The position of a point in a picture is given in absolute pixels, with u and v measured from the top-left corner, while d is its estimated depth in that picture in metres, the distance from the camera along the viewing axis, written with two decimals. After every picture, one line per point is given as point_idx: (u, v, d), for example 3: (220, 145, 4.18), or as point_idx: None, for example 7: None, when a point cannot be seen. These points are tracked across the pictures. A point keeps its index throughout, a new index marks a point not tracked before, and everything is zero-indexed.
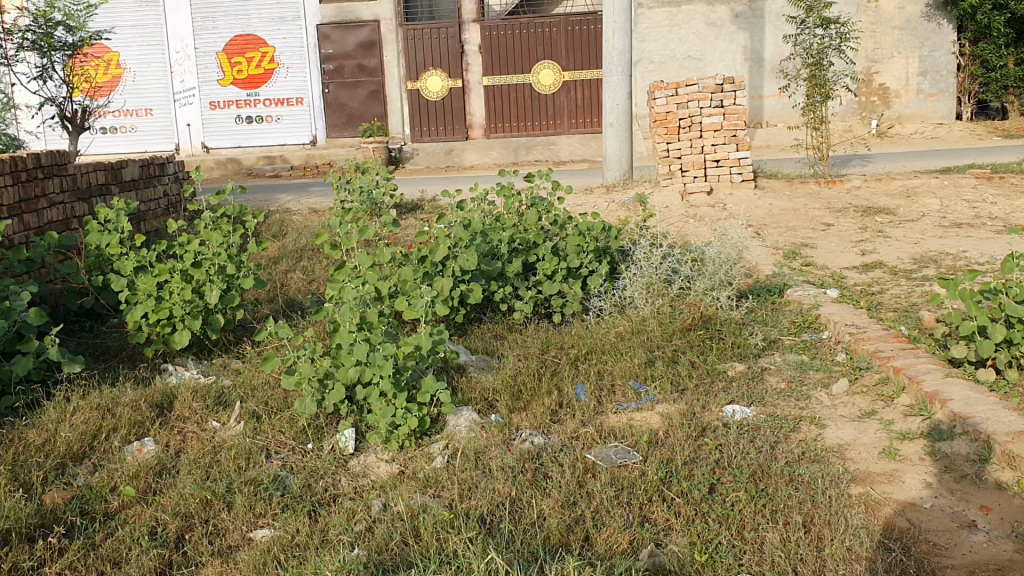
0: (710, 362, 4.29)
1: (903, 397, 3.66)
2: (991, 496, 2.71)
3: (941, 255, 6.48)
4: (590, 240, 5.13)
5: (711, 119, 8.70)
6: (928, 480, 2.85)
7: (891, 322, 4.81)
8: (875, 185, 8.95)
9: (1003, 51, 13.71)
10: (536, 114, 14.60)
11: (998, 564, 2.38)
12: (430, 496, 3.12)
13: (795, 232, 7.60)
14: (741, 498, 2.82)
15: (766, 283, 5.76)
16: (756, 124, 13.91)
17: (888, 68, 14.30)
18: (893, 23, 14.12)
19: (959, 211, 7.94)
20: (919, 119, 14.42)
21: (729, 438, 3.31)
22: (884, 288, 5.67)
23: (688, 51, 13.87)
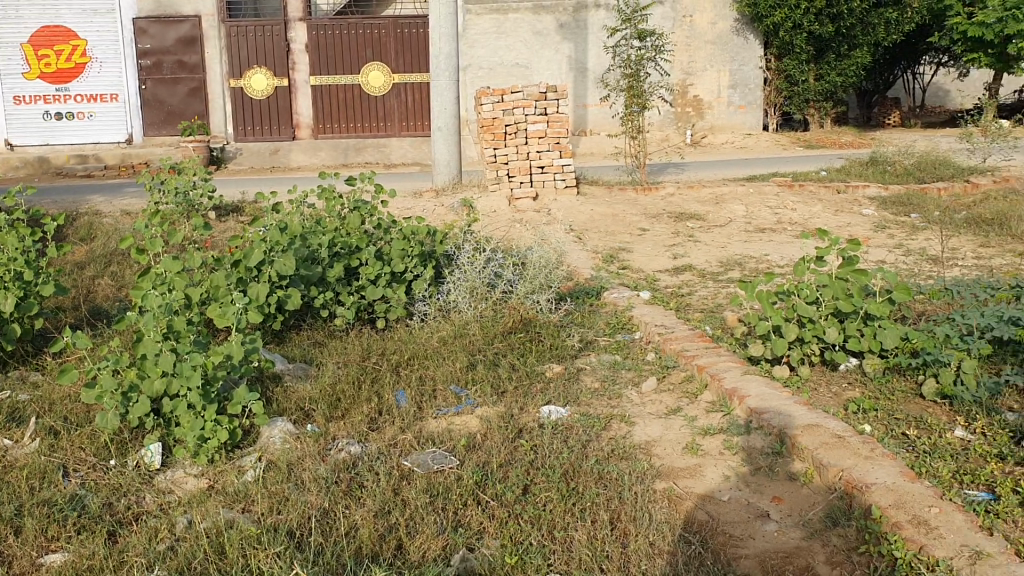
0: (529, 364, 4.35)
1: (707, 394, 3.83)
2: (782, 487, 2.86)
3: (746, 258, 6.86)
4: (414, 245, 5.09)
5: (536, 126, 8.84)
6: (726, 474, 2.99)
7: (697, 322, 5.05)
8: (688, 192, 9.37)
9: (804, 66, 14.72)
10: (363, 116, 14.41)
11: (786, 552, 2.48)
12: (239, 512, 3.00)
13: (614, 236, 7.85)
14: (554, 498, 2.87)
15: (585, 286, 5.91)
16: (580, 132, 14.32)
17: (702, 81, 14.97)
18: (706, 38, 14.78)
19: (763, 217, 8.43)
20: (729, 129, 15.22)
21: (543, 438, 3.36)
22: (693, 290, 5.94)
23: (515, 58, 14.07)
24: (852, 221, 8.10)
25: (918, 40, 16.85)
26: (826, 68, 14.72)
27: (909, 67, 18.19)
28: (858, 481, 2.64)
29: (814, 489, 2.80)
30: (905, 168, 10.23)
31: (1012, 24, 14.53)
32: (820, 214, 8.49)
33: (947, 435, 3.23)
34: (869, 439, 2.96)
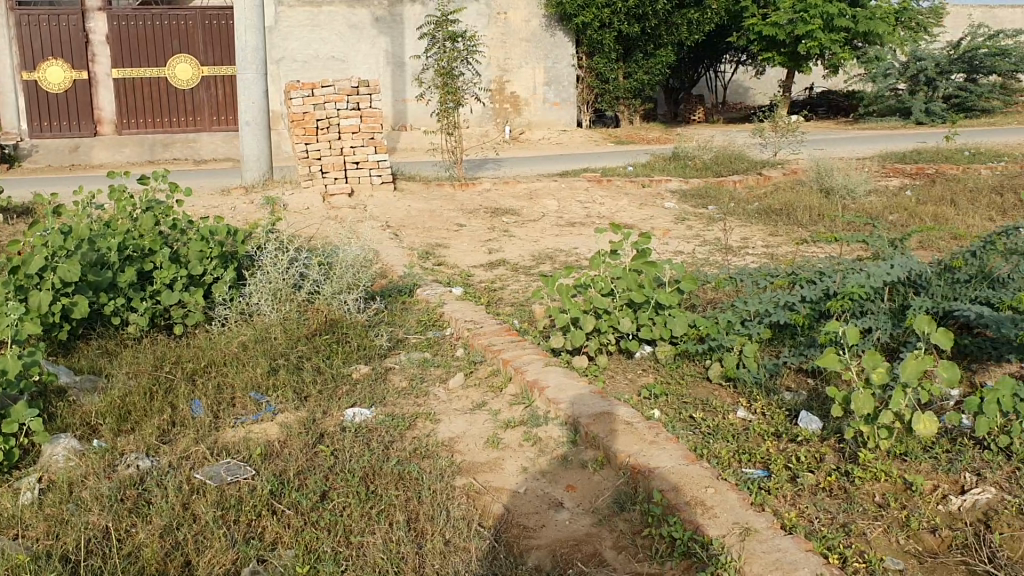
0: (334, 366, 4.25)
1: (510, 387, 3.88)
2: (576, 475, 2.93)
3: (557, 252, 7.00)
4: (213, 246, 4.87)
5: (348, 121, 8.69)
6: (524, 466, 3.04)
7: (507, 316, 5.10)
8: (502, 187, 9.47)
9: (613, 65, 15.29)
10: (168, 111, 13.76)
11: (576, 540, 2.53)
12: (11, 539, 2.78)
13: (430, 232, 7.82)
14: (352, 502, 2.82)
15: (398, 283, 5.84)
16: (400, 127, 14.26)
17: (518, 78, 15.13)
18: (520, 35, 14.96)
19: (574, 211, 8.63)
20: (545, 126, 15.48)
21: (344, 442, 3.30)
22: (505, 285, 5.99)
23: (331, 51, 13.76)
24: (656, 214, 8.42)
25: (718, 40, 17.74)
26: (634, 66, 15.35)
27: (711, 66, 19.13)
28: (643, 467, 2.74)
29: (605, 475, 2.89)
30: (704, 163, 10.76)
31: (801, 25, 15.57)
32: (627, 207, 8.78)
33: (730, 416, 3.41)
34: (657, 425, 3.08)
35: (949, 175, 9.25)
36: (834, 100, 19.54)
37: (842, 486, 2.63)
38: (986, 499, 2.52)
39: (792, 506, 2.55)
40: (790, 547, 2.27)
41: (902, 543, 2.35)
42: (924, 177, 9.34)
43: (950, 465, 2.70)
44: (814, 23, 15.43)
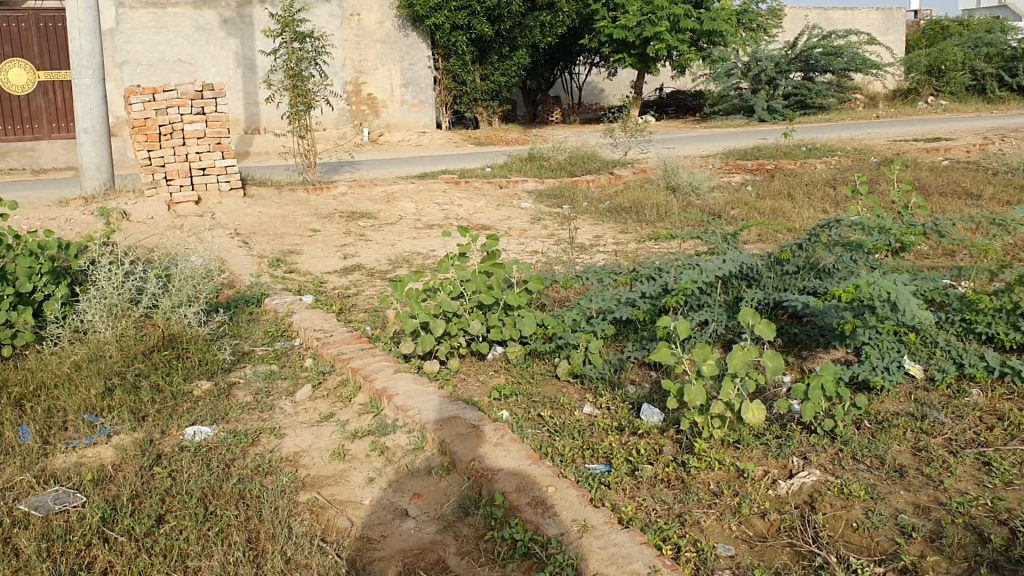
0: (175, 383, 4.08)
1: (359, 396, 3.81)
2: (422, 482, 2.90)
3: (413, 255, 6.95)
4: (43, 262, 4.57)
5: (193, 126, 8.39)
6: (371, 476, 3.00)
7: (358, 323, 5.02)
8: (358, 191, 9.33)
9: (469, 67, 15.40)
10: (3, 119, 12.94)
11: (420, 549, 2.51)
12: None
13: (282, 239, 7.63)
14: (188, 525, 2.71)
15: (245, 294, 5.66)
16: (253, 130, 13.86)
17: (374, 79, 14.92)
18: (375, 36, 14.71)
19: (431, 214, 8.59)
20: (404, 128, 15.34)
21: (183, 463, 3.16)
22: (359, 291, 5.90)
23: (178, 54, 13.27)
24: (511, 214, 8.47)
25: (571, 40, 18.05)
26: (490, 68, 15.53)
27: (567, 67, 19.44)
28: (486, 471, 2.74)
29: (450, 481, 2.88)
30: (559, 163, 10.90)
31: (649, 27, 16.02)
32: (484, 208, 8.80)
33: (577, 412, 3.45)
34: (502, 427, 3.08)
35: (787, 170, 9.67)
36: (682, 99, 20.24)
37: (680, 476, 2.71)
38: (811, 482, 2.64)
39: (631, 499, 2.61)
40: (626, 541, 2.31)
41: (735, 530, 2.43)
42: (765, 173, 9.74)
43: (779, 451, 2.82)
44: (661, 25, 15.93)
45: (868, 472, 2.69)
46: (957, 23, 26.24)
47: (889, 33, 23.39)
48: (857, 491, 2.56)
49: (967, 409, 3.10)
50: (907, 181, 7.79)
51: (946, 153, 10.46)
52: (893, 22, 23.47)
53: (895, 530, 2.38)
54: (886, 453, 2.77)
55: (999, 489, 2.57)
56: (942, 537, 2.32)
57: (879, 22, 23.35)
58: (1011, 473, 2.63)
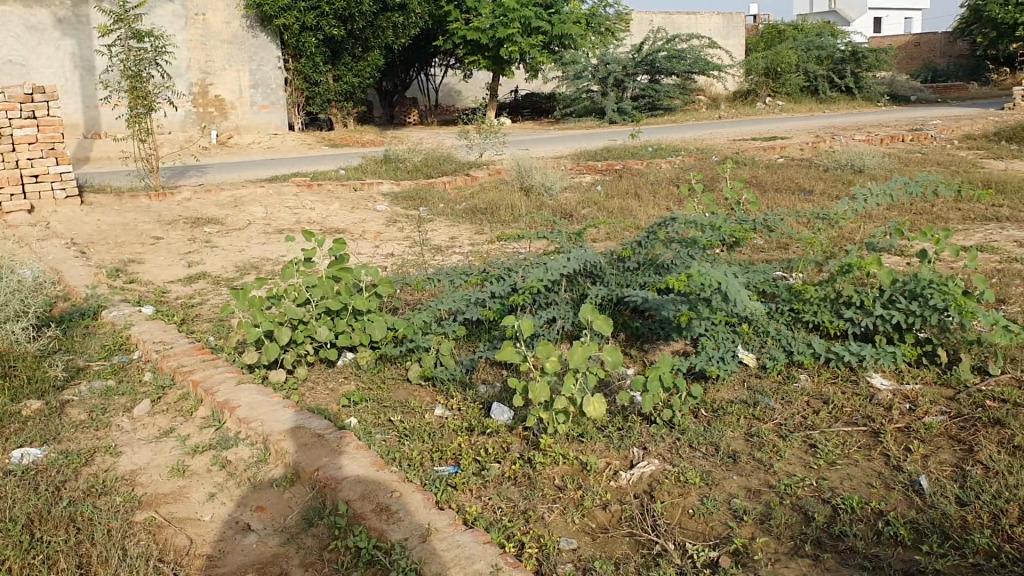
0: (1, 403, 3.80)
1: (201, 409, 3.67)
2: (265, 495, 2.83)
3: (262, 261, 6.78)
4: None
5: (23, 131, 7.90)
6: (212, 491, 2.90)
7: (201, 333, 4.85)
8: (204, 197, 9.02)
9: (321, 68, 15.19)
10: None
11: (264, 563, 2.45)
12: None
13: (122, 248, 7.30)
14: (10, 553, 2.52)
15: (79, 306, 5.37)
16: (92, 134, 13.22)
17: (222, 81, 14.39)
18: (221, 37, 14.20)
19: (281, 218, 8.40)
20: (254, 130, 14.93)
21: (7, 488, 2.95)
22: (204, 300, 5.69)
23: (9, 55, 12.50)
24: (364, 217, 8.36)
25: (425, 42, 18.02)
26: (343, 69, 15.40)
27: (421, 69, 19.40)
28: (330, 480, 2.69)
29: (294, 492, 2.81)
30: (414, 165, 10.83)
31: (502, 29, 16.11)
32: (337, 211, 8.67)
33: (427, 415, 3.42)
34: (348, 434, 3.03)
35: (635, 170, 9.93)
36: (536, 102, 20.51)
37: (526, 474, 2.74)
38: (650, 471, 2.72)
39: (477, 499, 2.62)
40: (469, 541, 2.32)
41: (579, 523, 2.48)
42: (614, 173, 9.97)
43: (620, 443, 2.90)
44: (513, 27, 16.08)
45: (704, 458, 2.79)
46: (791, 27, 27.56)
47: (729, 37, 24.32)
48: (693, 478, 2.65)
49: (795, 394, 3.27)
50: (744, 179, 8.12)
51: (782, 151, 10.96)
52: (733, 26, 24.43)
53: (728, 515, 2.47)
54: (721, 439, 2.89)
55: (823, 469, 2.71)
56: (770, 518, 2.43)
57: (720, 25, 24.26)
58: (833, 454, 2.78)
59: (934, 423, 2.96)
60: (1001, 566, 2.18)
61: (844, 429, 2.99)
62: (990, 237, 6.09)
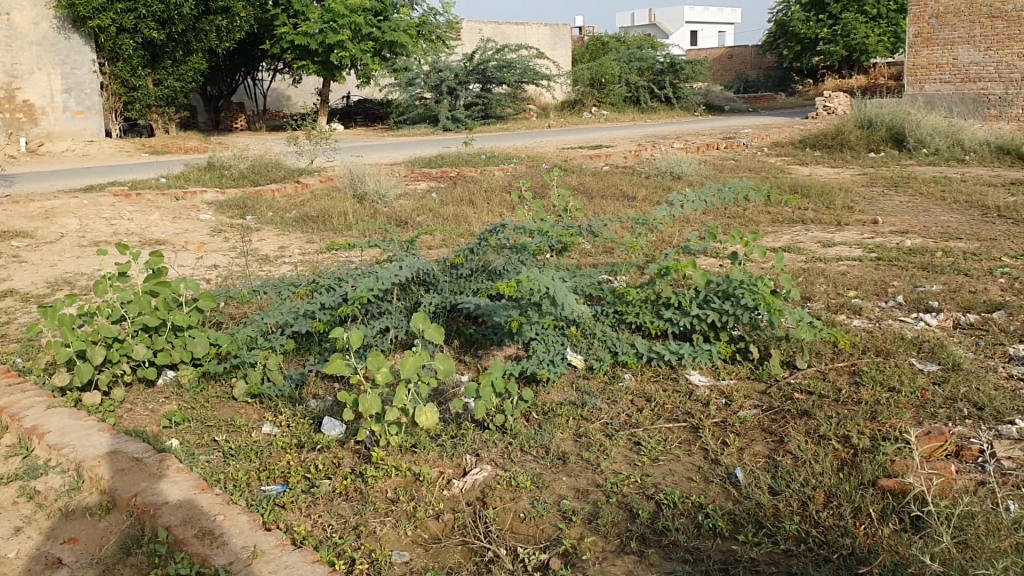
0: None
1: (6, 437, 3.42)
2: (77, 526, 2.66)
3: (76, 276, 6.41)
4: None
5: None
6: (19, 525, 2.70)
7: (6, 354, 4.52)
8: (11, 208, 8.43)
9: (140, 72, 14.57)
10: None
11: None
12: None
13: None
14: None
15: None
16: None
17: (31, 84, 13.45)
18: (29, 38, 13.29)
19: (97, 229, 7.97)
20: (69, 137, 14.10)
21: None
22: (10, 319, 5.31)
23: None
24: (187, 227, 8.04)
25: (251, 46, 17.55)
26: (163, 73, 14.86)
27: (248, 73, 18.90)
28: (149, 506, 2.56)
29: (110, 521, 2.66)
30: (241, 172, 10.52)
31: (331, 35, 15.95)
32: (158, 222, 8.30)
33: (255, 433, 3.31)
34: (168, 457, 2.90)
35: (469, 177, 9.99)
36: (369, 108, 20.34)
37: (357, 488, 2.70)
38: (482, 478, 2.74)
39: (306, 517, 2.56)
40: (298, 562, 2.26)
41: (411, 534, 2.47)
42: (447, 180, 10.00)
43: (453, 450, 2.91)
44: (343, 33, 15.95)
45: (534, 461, 2.84)
46: (615, 40, 28.57)
47: (557, 48, 24.89)
48: (523, 482, 2.69)
49: (620, 394, 3.36)
50: (572, 187, 8.32)
51: (607, 159, 11.30)
52: (560, 37, 24.98)
53: (558, 516, 2.52)
54: (550, 442, 2.94)
55: (647, 466, 2.81)
56: (597, 518, 2.49)
57: (547, 36, 24.76)
58: (656, 451, 2.89)
59: (747, 417, 3.13)
60: (809, 549, 2.31)
61: (666, 426, 3.10)
62: (796, 238, 6.49)
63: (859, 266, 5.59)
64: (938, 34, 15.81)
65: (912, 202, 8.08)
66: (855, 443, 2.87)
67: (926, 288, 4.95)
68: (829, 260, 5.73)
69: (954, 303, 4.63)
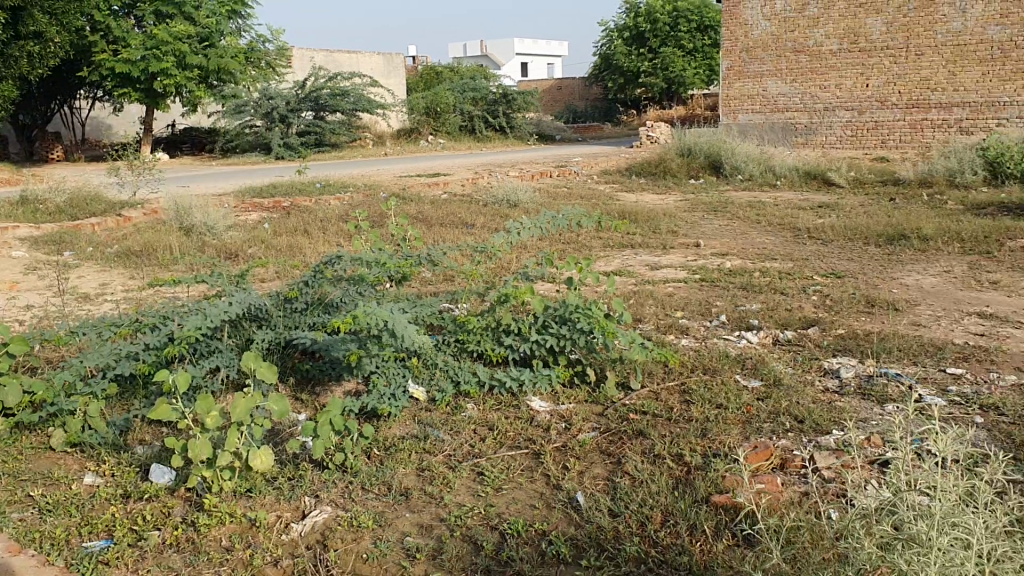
0: None
1: None
2: None
3: None
4: None
5: None
6: None
7: None
8: None
9: None
10: None
11: None
12: None
13: None
14: None
15: None
16: None
17: None
18: None
19: None
20: None
21: None
22: None
23: None
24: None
25: (68, 72, 16.64)
26: None
27: (65, 100, 17.95)
28: None
29: None
30: (57, 206, 9.90)
31: (154, 62, 15.38)
32: None
33: (76, 485, 3.10)
34: None
35: (302, 207, 9.79)
36: (198, 137, 19.68)
37: (189, 538, 2.58)
38: (323, 520, 2.67)
39: (135, 572, 2.42)
40: None
41: None
42: (280, 210, 9.76)
43: (291, 493, 2.82)
44: (167, 61, 15.40)
45: (375, 499, 2.79)
46: (448, 70, 28.86)
47: (391, 76, 24.88)
48: (365, 521, 2.64)
49: (463, 424, 3.36)
50: (409, 215, 8.29)
51: (444, 188, 11.34)
52: (393, 66, 24.98)
53: (401, 554, 2.48)
54: (392, 478, 2.90)
55: (490, 496, 2.81)
56: (442, 553, 2.47)
57: (381, 65, 24.71)
58: (499, 480, 2.89)
59: (586, 440, 3.18)
60: (650, 570, 2.37)
61: (509, 453, 3.12)
62: (627, 262, 6.70)
63: (685, 287, 5.83)
64: (748, 67, 16.78)
65: (731, 226, 8.49)
66: (688, 461, 2.97)
67: (746, 308, 5.21)
68: (657, 282, 5.94)
69: (772, 320, 4.88)
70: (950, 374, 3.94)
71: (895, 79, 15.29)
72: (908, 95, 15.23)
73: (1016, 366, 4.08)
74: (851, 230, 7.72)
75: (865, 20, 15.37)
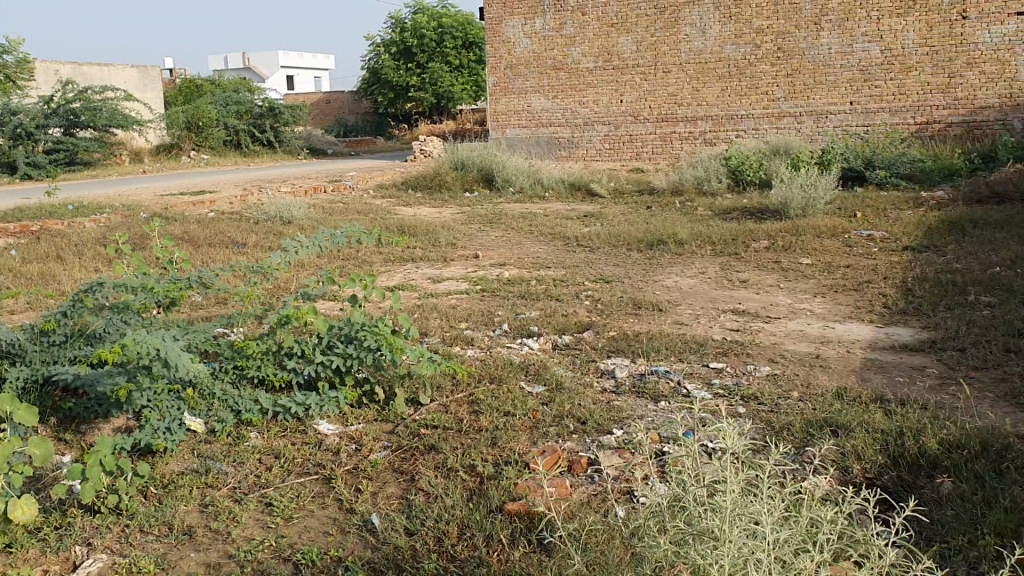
0: None
1: None
2: None
3: None
4: None
5: None
6: None
7: None
8: None
9: None
10: None
11: None
12: None
13: None
14: None
15: None
16: None
17: None
18: None
19: None
20: None
21: None
22: None
23: None
24: None
25: None
26: None
27: None
28: None
29: None
30: None
31: None
32: None
33: None
34: None
35: (54, 231, 9.06)
36: None
37: None
38: (96, 569, 2.47)
39: None
40: None
41: None
42: (29, 235, 8.99)
43: (59, 544, 2.60)
44: None
45: (155, 542, 2.62)
46: (208, 83, 27.79)
47: (147, 91, 23.65)
48: (145, 566, 2.47)
49: (246, 454, 3.22)
50: (174, 236, 7.89)
51: (211, 206, 10.89)
52: (149, 79, 23.77)
53: None
54: (173, 517, 2.74)
55: (281, 526, 2.70)
56: None
57: (136, 78, 23.43)
58: (289, 509, 2.79)
59: (377, 460, 3.14)
60: None
61: (297, 481, 3.02)
62: (407, 276, 6.70)
63: (466, 299, 5.90)
64: (512, 83, 17.25)
65: (506, 237, 8.69)
66: (480, 472, 2.99)
67: (526, 315, 5.33)
68: (440, 295, 5.98)
69: (551, 326, 5.03)
70: (713, 368, 4.21)
71: (647, 95, 16.24)
72: (658, 109, 16.20)
73: (769, 357, 4.42)
74: (615, 237, 8.10)
75: (617, 39, 16.24)
